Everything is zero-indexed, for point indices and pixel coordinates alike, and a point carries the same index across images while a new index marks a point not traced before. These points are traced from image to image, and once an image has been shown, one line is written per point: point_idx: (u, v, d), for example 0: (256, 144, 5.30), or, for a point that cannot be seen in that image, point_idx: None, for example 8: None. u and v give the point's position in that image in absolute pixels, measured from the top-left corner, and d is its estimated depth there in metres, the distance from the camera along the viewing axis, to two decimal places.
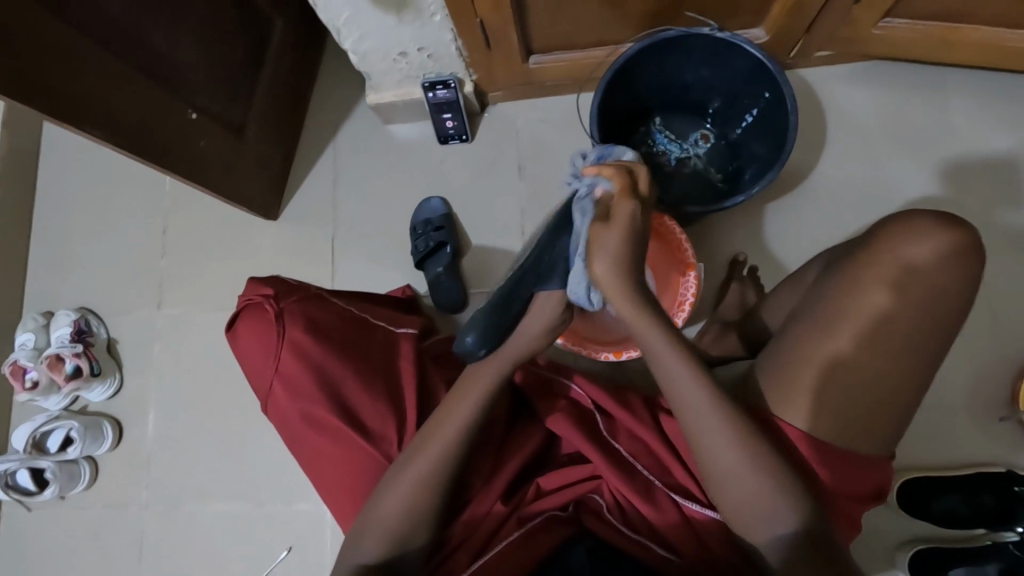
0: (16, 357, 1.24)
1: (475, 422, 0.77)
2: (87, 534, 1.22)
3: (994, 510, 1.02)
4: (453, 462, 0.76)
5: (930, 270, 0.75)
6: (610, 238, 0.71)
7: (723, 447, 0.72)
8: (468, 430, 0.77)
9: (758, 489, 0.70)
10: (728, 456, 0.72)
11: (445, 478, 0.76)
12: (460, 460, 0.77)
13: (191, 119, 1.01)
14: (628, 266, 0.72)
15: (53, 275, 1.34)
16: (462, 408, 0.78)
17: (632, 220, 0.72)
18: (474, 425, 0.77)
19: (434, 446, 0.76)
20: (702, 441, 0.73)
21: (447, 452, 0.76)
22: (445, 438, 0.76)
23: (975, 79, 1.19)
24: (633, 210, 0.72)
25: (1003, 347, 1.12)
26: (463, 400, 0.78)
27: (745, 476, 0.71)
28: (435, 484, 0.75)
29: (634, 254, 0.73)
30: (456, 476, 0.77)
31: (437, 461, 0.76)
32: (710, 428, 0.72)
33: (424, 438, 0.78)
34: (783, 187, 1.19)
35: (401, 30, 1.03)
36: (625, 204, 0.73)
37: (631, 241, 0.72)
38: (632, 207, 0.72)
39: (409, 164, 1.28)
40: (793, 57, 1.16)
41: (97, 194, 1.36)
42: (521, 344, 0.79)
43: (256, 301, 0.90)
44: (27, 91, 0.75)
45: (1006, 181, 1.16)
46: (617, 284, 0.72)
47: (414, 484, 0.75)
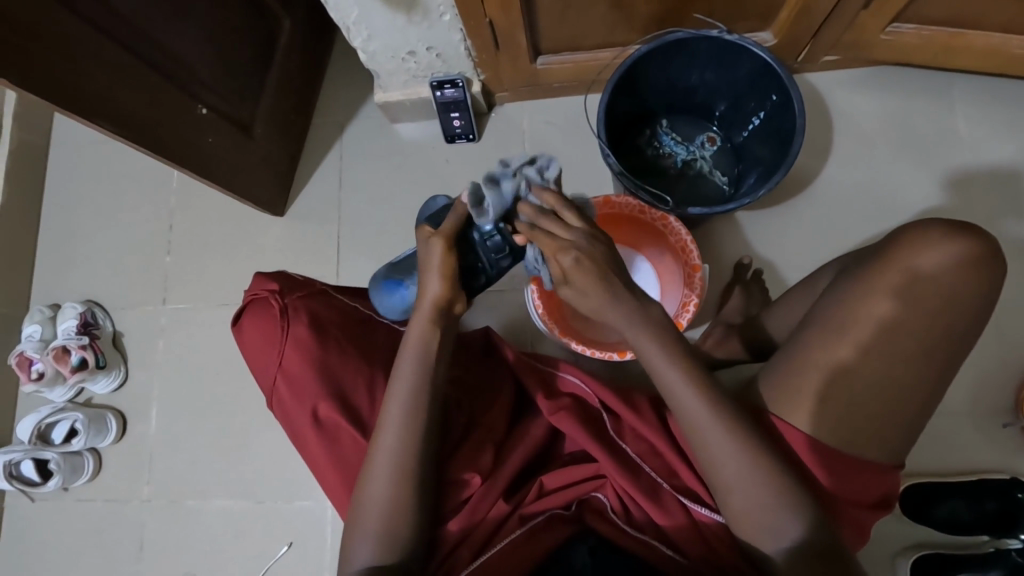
0: (22, 348, 1.25)
1: (420, 409, 0.77)
2: (90, 527, 1.23)
3: (996, 517, 1.00)
4: (416, 454, 0.76)
5: (935, 278, 0.75)
6: (588, 299, 0.72)
7: (720, 443, 0.72)
8: (409, 416, 0.76)
9: (748, 486, 0.71)
10: (723, 453, 0.72)
11: (416, 471, 0.76)
12: (422, 451, 0.76)
13: (201, 114, 1.02)
14: (607, 305, 0.72)
15: (60, 268, 1.35)
16: (396, 393, 0.77)
17: (580, 265, 0.70)
18: (419, 414, 0.76)
19: (382, 437, 0.76)
20: (703, 438, 0.73)
21: (402, 442, 0.76)
22: (414, 433, 0.76)
23: (982, 86, 1.20)
24: (574, 257, 0.70)
25: (1006, 354, 1.11)
26: (397, 386, 0.77)
27: (741, 476, 0.71)
28: (409, 475, 0.75)
29: (608, 278, 0.71)
30: (427, 469, 0.77)
31: (403, 454, 0.75)
32: (709, 425, 0.72)
33: (376, 434, 0.77)
34: (787, 190, 1.19)
35: (409, 30, 1.03)
36: (564, 258, 0.70)
37: (607, 282, 0.71)
38: (573, 254, 0.70)
39: (416, 163, 1.28)
40: (800, 61, 1.16)
41: (105, 188, 1.37)
42: (423, 308, 0.77)
43: (263, 295, 0.89)
44: (38, 81, 0.76)
45: (1010, 188, 1.16)
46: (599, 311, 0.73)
47: (388, 480, 0.75)
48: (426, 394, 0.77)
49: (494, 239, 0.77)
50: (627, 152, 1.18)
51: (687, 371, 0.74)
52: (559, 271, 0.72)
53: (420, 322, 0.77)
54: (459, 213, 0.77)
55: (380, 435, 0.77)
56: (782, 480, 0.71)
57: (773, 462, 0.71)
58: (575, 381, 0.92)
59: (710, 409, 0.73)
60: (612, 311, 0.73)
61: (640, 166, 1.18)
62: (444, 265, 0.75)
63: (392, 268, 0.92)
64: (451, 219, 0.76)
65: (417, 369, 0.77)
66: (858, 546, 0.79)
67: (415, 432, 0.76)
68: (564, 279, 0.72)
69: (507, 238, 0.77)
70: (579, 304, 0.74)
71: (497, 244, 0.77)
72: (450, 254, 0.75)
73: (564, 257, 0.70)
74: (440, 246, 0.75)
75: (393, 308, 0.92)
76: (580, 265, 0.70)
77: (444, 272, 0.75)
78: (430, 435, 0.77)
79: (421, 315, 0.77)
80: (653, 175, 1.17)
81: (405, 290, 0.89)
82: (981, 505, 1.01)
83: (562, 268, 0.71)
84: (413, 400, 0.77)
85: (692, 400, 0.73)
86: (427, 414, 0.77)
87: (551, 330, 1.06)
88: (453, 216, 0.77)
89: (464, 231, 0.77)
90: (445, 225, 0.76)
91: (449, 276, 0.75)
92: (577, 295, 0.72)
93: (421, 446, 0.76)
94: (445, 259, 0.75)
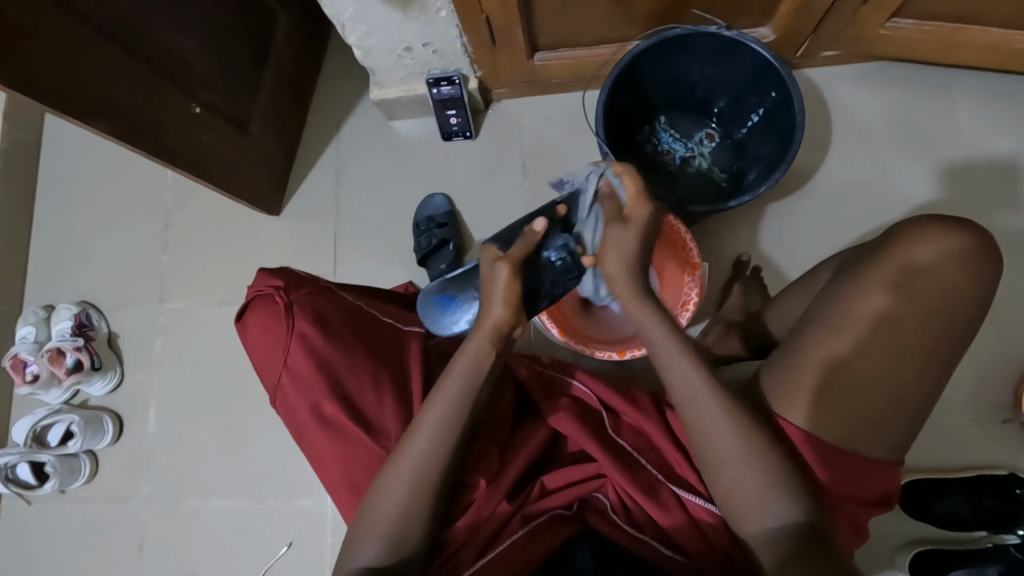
0: (16, 350, 1.24)
1: (454, 417, 0.76)
2: (88, 528, 1.22)
3: (994, 513, 1.02)
4: (443, 461, 0.75)
5: (934, 273, 0.75)
6: (626, 239, 0.78)
7: (739, 450, 0.71)
8: (446, 422, 0.75)
9: (758, 493, 0.70)
10: (741, 462, 0.71)
11: (438, 476, 0.75)
12: (450, 457, 0.75)
13: (195, 113, 1.01)
14: (636, 260, 0.78)
15: (55, 268, 1.34)
16: (437, 401, 0.76)
17: (643, 228, 0.79)
18: (459, 426, 0.76)
19: (412, 442, 0.75)
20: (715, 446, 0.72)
21: (437, 448, 0.75)
22: (438, 439, 0.75)
23: (981, 81, 1.19)
24: (647, 213, 0.80)
25: (1007, 350, 1.12)
26: (438, 396, 0.77)
27: (750, 467, 0.70)
28: (427, 481, 0.74)
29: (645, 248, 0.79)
30: (446, 474, 0.76)
31: (429, 458, 0.74)
32: (724, 439, 0.72)
33: (404, 437, 0.77)
34: (787, 186, 1.19)
35: (406, 26, 1.02)
36: (638, 209, 0.80)
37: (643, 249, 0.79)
38: (645, 208, 0.80)
39: (412, 161, 1.27)
40: (799, 56, 1.16)
41: (98, 188, 1.36)
42: (484, 328, 0.76)
43: (267, 292, 0.89)
44: (30, 82, 0.75)
45: (1010, 183, 1.15)
46: (622, 270, 0.78)
47: (408, 484, 0.74)
48: (468, 407, 0.76)
49: (564, 259, 0.83)
50: (626, 149, 1.17)
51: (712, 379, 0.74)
52: (618, 214, 0.81)
53: (479, 341, 0.76)
54: (531, 238, 0.81)
55: (411, 440, 0.76)
56: (787, 478, 0.70)
57: (778, 457, 0.71)
58: (578, 382, 0.92)
59: (715, 397, 0.73)
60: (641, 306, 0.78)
61: (640, 162, 1.17)
62: (511, 292, 0.76)
63: (446, 282, 0.89)
64: (522, 246, 0.79)
65: (464, 383, 0.76)
66: (857, 544, 0.79)
67: (446, 437, 0.75)
68: (622, 221, 0.79)
69: (575, 261, 0.83)
70: (625, 304, 0.79)
71: (565, 266, 0.83)
72: (516, 279, 0.76)
73: (640, 209, 0.80)
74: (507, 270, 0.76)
75: (443, 325, 0.89)
76: (644, 228, 0.79)
77: (511, 298, 0.76)
78: (461, 443, 0.76)
79: (482, 335, 0.76)
80: (653, 173, 1.17)
81: (458, 304, 0.87)
82: (980, 501, 1.02)
83: (627, 213, 0.80)
84: (457, 408, 0.76)
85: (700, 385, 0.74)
86: (462, 423, 0.76)
87: (551, 330, 1.05)
88: (523, 241, 0.80)
89: (529, 258, 0.81)
90: (516, 250, 0.79)
91: (513, 299, 0.76)
92: (619, 237, 0.79)
93: (447, 452, 0.75)
94: (511, 282, 0.76)
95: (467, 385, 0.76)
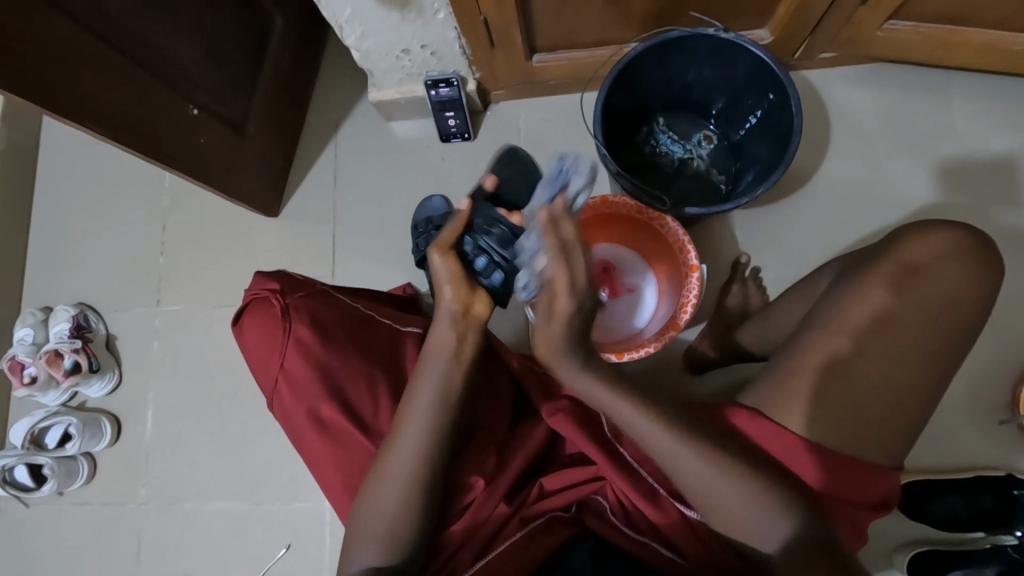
0: (15, 352, 1.24)
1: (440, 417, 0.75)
2: (85, 530, 1.22)
3: (992, 513, 1.01)
4: (434, 460, 0.75)
5: (932, 275, 0.75)
6: (550, 333, 0.68)
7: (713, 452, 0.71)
8: (432, 422, 0.75)
9: (744, 497, 0.70)
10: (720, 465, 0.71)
11: (431, 475, 0.75)
12: (438, 457, 0.75)
13: (193, 115, 1.01)
14: (561, 347, 0.69)
15: (53, 270, 1.34)
16: (418, 401, 0.75)
17: (571, 325, 0.67)
18: (441, 426, 0.75)
19: (399, 442, 0.75)
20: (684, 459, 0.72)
21: (423, 450, 0.75)
22: (427, 440, 0.75)
23: (977, 83, 1.19)
24: (571, 312, 0.66)
25: (1004, 350, 1.12)
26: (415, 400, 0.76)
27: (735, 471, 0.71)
28: (419, 481, 0.74)
29: (575, 333, 0.68)
30: (438, 476, 0.76)
31: (418, 459, 0.74)
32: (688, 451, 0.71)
33: (392, 436, 0.76)
34: (784, 187, 1.19)
35: (403, 27, 1.02)
36: (562, 304, 0.65)
37: (573, 338, 0.68)
38: (573, 305, 0.65)
39: (409, 162, 1.27)
40: (797, 58, 1.16)
41: (95, 189, 1.36)
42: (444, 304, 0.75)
43: (263, 295, 0.89)
44: (26, 84, 0.74)
45: (1005, 184, 1.16)
46: (552, 350, 0.70)
47: (401, 485, 0.74)
48: (448, 408, 0.75)
49: (495, 229, 0.80)
50: (623, 150, 1.17)
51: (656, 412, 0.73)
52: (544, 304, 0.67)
53: (441, 331, 0.76)
54: (459, 219, 0.78)
55: (397, 440, 0.75)
56: (772, 484, 0.71)
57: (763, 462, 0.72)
58: None
59: (677, 438, 0.72)
60: (568, 366, 0.72)
61: (637, 163, 1.17)
62: (455, 276, 0.75)
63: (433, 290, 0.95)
64: (449, 230, 0.77)
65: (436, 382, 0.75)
66: (857, 547, 0.78)
67: (434, 436, 0.75)
68: (548, 317, 0.67)
69: (510, 229, 0.81)
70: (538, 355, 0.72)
71: (502, 234, 0.80)
72: (454, 262, 0.75)
73: (562, 305, 0.65)
74: (440, 256, 0.75)
75: None
76: (570, 326, 0.67)
77: (456, 279, 0.75)
78: (450, 442, 0.76)
79: (445, 322, 0.75)
80: (651, 174, 1.17)
81: None
82: (979, 501, 1.02)
83: (553, 308, 0.66)
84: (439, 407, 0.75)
85: (660, 434, 0.72)
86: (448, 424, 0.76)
87: None
88: (451, 223, 0.77)
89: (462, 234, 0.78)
90: (445, 233, 0.77)
91: (458, 280, 0.74)
92: (546, 329, 0.68)
93: (434, 452, 0.75)
94: (448, 265, 0.75)
95: (444, 384, 0.75)
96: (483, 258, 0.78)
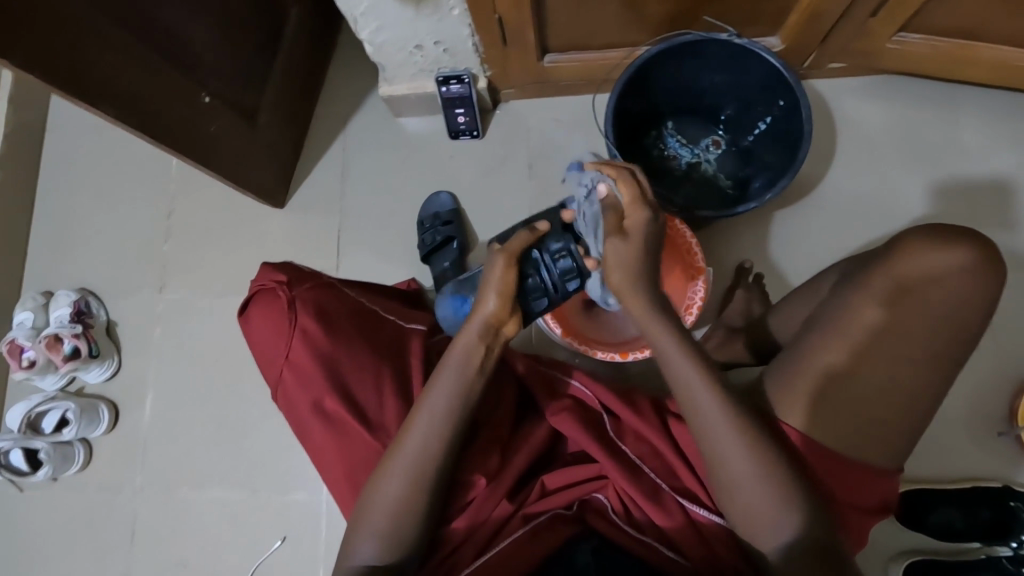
0: (14, 335, 1.22)
1: (456, 410, 0.75)
2: (78, 517, 1.21)
3: (990, 525, 1.03)
4: (443, 454, 0.75)
5: (937, 280, 0.76)
6: (628, 249, 0.75)
7: (725, 438, 0.71)
8: (449, 417, 0.75)
9: (753, 497, 0.71)
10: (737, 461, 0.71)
11: (439, 469, 0.75)
12: (448, 454, 0.75)
13: (205, 103, 1.01)
14: (638, 267, 0.75)
15: (54, 254, 1.33)
16: (437, 396, 0.75)
17: (645, 235, 0.76)
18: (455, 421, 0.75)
19: (413, 431, 0.75)
20: (713, 446, 0.72)
21: (437, 445, 0.75)
22: (437, 429, 0.75)
23: (984, 98, 1.21)
24: (646, 223, 0.76)
25: (1004, 363, 1.13)
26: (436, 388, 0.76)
27: (748, 476, 0.71)
28: (424, 476, 0.74)
29: (650, 253, 0.76)
30: (445, 472, 0.75)
31: (427, 452, 0.74)
32: (725, 439, 0.71)
33: (406, 427, 0.76)
34: (790, 195, 1.20)
35: (419, 23, 1.02)
36: (636, 215, 0.77)
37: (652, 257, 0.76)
38: (644, 215, 0.77)
39: (419, 158, 1.28)
40: (807, 67, 1.17)
41: (100, 175, 1.35)
42: (472, 322, 0.77)
43: (269, 287, 0.90)
44: (42, 64, 0.74)
45: (1010, 200, 1.17)
46: (630, 267, 0.75)
47: (407, 478, 0.74)
48: (464, 407, 0.76)
49: (563, 260, 0.83)
50: (633, 154, 1.17)
51: (714, 383, 0.73)
52: (617, 226, 0.77)
53: (471, 330, 0.77)
54: (534, 233, 0.82)
55: (408, 435, 0.75)
56: (791, 481, 0.71)
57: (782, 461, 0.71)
58: (578, 383, 0.92)
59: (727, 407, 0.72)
60: (640, 302, 0.75)
61: (646, 168, 1.18)
62: (505, 285, 0.77)
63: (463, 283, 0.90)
64: (518, 241, 0.80)
65: (457, 381, 0.76)
66: (857, 549, 0.79)
67: (446, 430, 0.75)
68: (620, 232, 0.76)
69: (575, 262, 0.84)
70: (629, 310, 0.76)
71: (564, 267, 0.83)
72: (510, 272, 0.77)
73: (637, 219, 0.76)
74: (502, 263, 0.77)
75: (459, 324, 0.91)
76: (644, 238, 0.76)
77: (504, 290, 0.77)
78: (459, 437, 0.76)
79: (476, 326, 0.77)
80: (660, 179, 1.17)
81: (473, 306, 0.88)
82: (976, 512, 1.03)
83: (625, 223, 0.77)
84: (454, 400, 0.76)
85: (711, 405, 0.72)
86: (460, 420, 0.76)
87: (554, 330, 1.04)
88: (524, 235, 0.81)
89: (526, 255, 0.81)
90: (516, 241, 0.80)
91: (506, 293, 0.77)
92: (622, 250, 0.75)
93: (446, 447, 0.75)
94: (505, 275, 0.77)
95: (462, 381, 0.76)
96: (537, 287, 0.81)
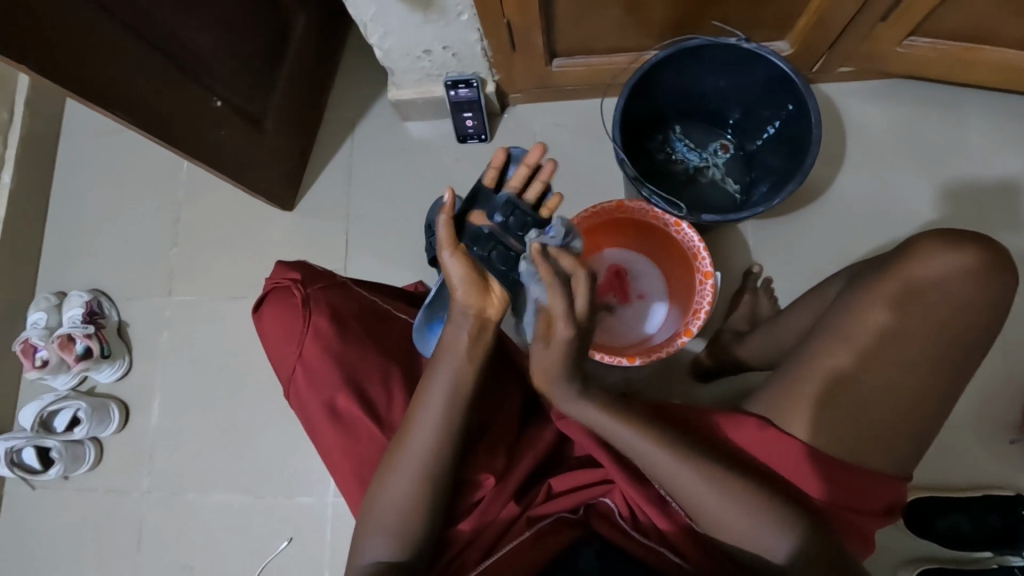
0: (28, 335, 1.24)
1: (455, 416, 0.76)
2: (88, 516, 1.22)
3: (1000, 531, 1.02)
4: (446, 456, 0.75)
5: (942, 286, 0.75)
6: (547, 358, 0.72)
7: (681, 471, 0.73)
8: (448, 420, 0.75)
9: (737, 512, 0.71)
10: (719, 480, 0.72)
11: (441, 471, 0.75)
12: (450, 457, 0.76)
13: (214, 107, 1.02)
14: (555, 370, 0.73)
15: (67, 257, 1.35)
16: (438, 395, 0.76)
17: (569, 347, 0.71)
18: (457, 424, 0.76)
19: (413, 435, 0.75)
20: (673, 477, 0.73)
21: (436, 446, 0.75)
22: (437, 434, 0.75)
23: (994, 101, 1.20)
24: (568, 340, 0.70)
25: (1013, 369, 1.12)
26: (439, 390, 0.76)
27: (729, 495, 0.71)
28: (428, 478, 0.74)
29: (572, 362, 0.72)
30: (450, 473, 0.76)
31: (431, 454, 0.75)
32: (679, 472, 0.73)
33: (405, 431, 0.76)
34: (797, 200, 1.19)
35: (425, 28, 1.03)
36: (559, 328, 0.70)
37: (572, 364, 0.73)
38: (569, 331, 0.70)
39: (425, 162, 1.28)
40: (815, 71, 1.17)
41: (112, 178, 1.37)
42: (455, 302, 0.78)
43: (283, 284, 0.88)
44: (52, 68, 0.75)
45: (1020, 204, 1.16)
46: (546, 369, 0.73)
47: (413, 481, 0.74)
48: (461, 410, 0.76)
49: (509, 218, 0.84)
50: (639, 158, 1.18)
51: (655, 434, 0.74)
52: (544, 331, 0.72)
53: (457, 330, 0.77)
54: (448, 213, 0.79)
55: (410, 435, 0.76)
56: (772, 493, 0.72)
57: (753, 484, 0.72)
58: None
59: (672, 457, 0.73)
60: (560, 393, 0.75)
61: (652, 171, 1.18)
62: (467, 275, 0.77)
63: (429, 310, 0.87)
64: (445, 228, 0.78)
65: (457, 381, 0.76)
66: (864, 554, 0.78)
67: (446, 433, 0.75)
68: (545, 341, 0.72)
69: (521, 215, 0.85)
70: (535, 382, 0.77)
71: (518, 222, 0.84)
72: (467, 265, 0.77)
73: (561, 331, 0.70)
74: (450, 256, 0.77)
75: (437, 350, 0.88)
76: (570, 348, 0.71)
77: (467, 281, 0.77)
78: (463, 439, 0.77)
79: (462, 326, 0.77)
80: (666, 182, 1.18)
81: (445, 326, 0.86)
82: (984, 517, 1.03)
83: (551, 332, 0.71)
84: (455, 403, 0.76)
85: (653, 451, 0.74)
86: (461, 422, 0.76)
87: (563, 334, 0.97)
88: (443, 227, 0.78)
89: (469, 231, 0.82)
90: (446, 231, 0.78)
91: (472, 280, 0.77)
92: (545, 354, 0.72)
93: (448, 450, 0.75)
94: (463, 268, 0.77)
95: (458, 384, 0.76)
96: (499, 254, 0.81)
